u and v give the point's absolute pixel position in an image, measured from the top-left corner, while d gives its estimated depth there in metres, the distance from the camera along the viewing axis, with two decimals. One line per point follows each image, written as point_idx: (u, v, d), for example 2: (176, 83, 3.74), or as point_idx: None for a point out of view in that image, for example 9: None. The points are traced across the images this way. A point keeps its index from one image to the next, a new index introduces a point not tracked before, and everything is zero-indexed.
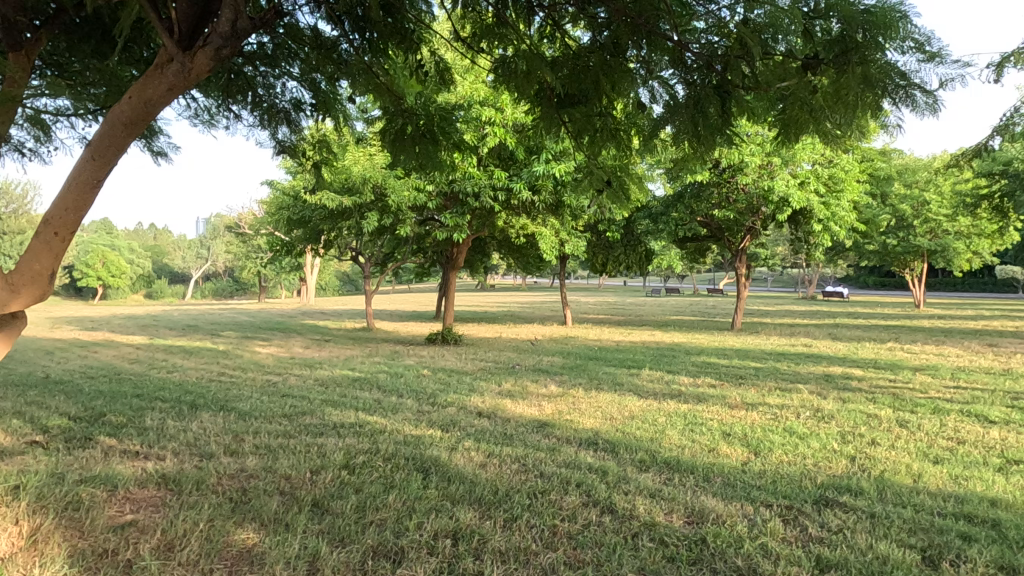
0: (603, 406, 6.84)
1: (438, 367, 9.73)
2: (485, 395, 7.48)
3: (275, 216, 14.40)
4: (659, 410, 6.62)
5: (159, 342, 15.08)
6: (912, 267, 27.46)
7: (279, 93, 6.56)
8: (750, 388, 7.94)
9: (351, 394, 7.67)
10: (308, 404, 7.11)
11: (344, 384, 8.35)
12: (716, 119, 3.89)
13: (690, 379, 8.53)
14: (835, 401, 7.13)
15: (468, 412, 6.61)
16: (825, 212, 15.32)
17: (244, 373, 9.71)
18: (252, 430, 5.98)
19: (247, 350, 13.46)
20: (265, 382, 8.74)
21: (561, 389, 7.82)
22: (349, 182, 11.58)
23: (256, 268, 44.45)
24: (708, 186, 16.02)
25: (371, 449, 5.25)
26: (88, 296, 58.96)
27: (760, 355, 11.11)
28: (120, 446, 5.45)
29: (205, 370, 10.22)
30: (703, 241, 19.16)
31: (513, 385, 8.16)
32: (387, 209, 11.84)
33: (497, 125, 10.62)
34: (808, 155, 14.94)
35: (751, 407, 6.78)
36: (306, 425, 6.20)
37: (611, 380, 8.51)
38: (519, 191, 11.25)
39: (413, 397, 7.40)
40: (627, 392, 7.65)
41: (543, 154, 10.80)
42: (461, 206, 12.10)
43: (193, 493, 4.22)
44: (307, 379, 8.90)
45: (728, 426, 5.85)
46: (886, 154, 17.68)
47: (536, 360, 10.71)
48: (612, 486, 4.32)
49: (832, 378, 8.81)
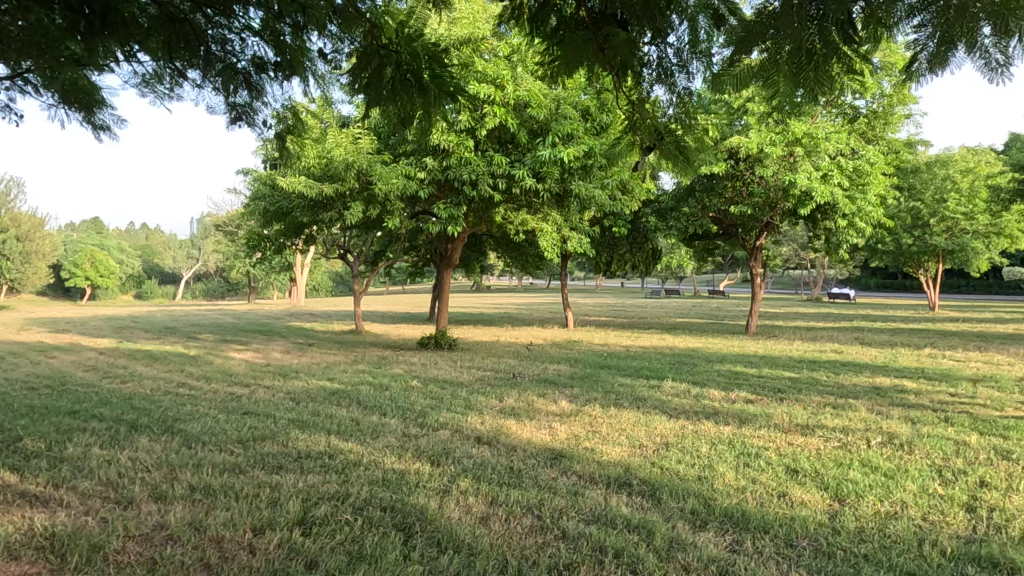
0: (628, 429, 5.64)
1: (428, 378, 8.50)
2: (485, 414, 6.25)
3: (250, 209, 13.15)
4: (701, 435, 5.40)
5: (124, 347, 13.83)
6: (926, 267, 26.29)
7: (237, 49, 5.31)
8: (796, 406, 6.71)
9: (325, 412, 6.44)
10: (272, 426, 5.89)
11: (319, 399, 7.12)
12: (832, 39, 2.74)
13: (722, 393, 7.34)
14: (904, 423, 5.93)
15: (464, 437, 5.40)
16: (851, 207, 14.08)
17: (207, 383, 8.47)
18: (193, 463, 4.76)
19: (220, 354, 12.23)
20: (228, 396, 7.50)
21: (574, 406, 6.61)
22: (329, 167, 10.35)
23: (245, 266, 43.11)
24: (722, 179, 14.88)
25: (338, 493, 4.04)
26: (75, 297, 57.38)
27: (791, 363, 9.91)
28: (17, 486, 4.23)
29: (165, 379, 8.97)
30: (713, 240, 17.92)
31: (517, 400, 6.94)
32: (374, 199, 10.60)
33: (498, 103, 9.52)
34: (832, 144, 13.80)
35: (808, 432, 5.58)
36: (264, 456, 4.97)
37: (631, 394, 7.31)
38: (521, 179, 10.03)
39: (398, 416, 6.19)
40: (652, 411, 6.42)
41: (550, 138, 9.68)
42: (456, 195, 10.84)
43: (79, 569, 3.01)
44: (277, 391, 7.67)
45: (794, 461, 4.66)
46: (912, 147, 16.50)
47: (542, 368, 9.47)
48: (665, 558, 3.12)
49: (886, 392, 7.59)
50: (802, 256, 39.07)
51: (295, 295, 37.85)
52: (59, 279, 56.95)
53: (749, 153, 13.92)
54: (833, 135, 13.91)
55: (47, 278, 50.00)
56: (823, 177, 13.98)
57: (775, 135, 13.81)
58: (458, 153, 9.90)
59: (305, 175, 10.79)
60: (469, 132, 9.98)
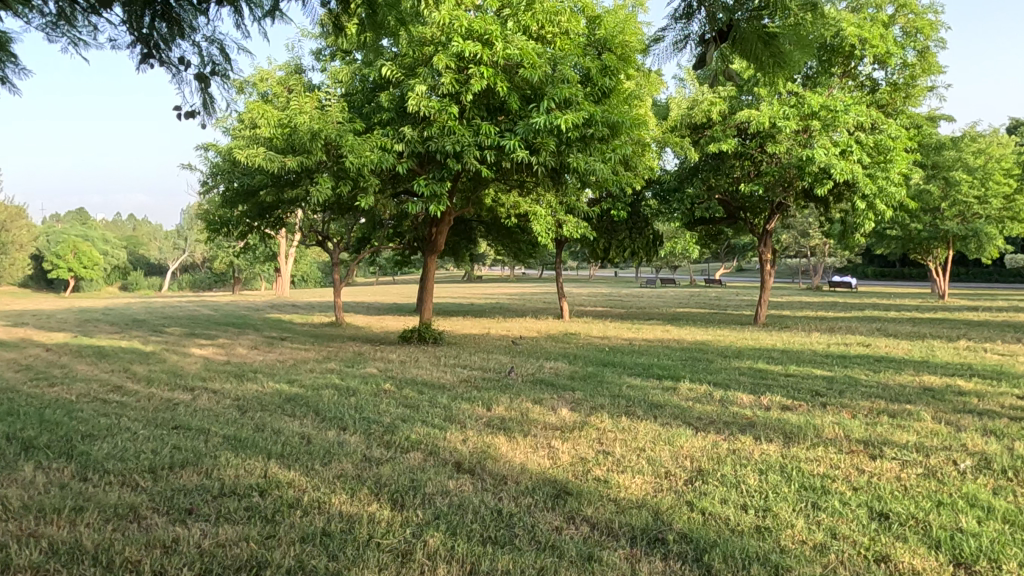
0: (648, 451, 4.43)
1: (404, 379, 7.29)
2: (467, 429, 5.04)
3: (210, 189, 11.86)
4: (742, 460, 4.20)
5: (76, 342, 12.59)
6: (936, 254, 25.14)
7: None
8: (845, 414, 5.54)
9: (272, 426, 5.22)
10: (201, 446, 4.68)
11: (271, 409, 5.90)
12: None
13: (752, 398, 6.14)
14: (990, 439, 4.75)
15: (440, 463, 4.22)
16: (873, 187, 12.78)
17: (147, 388, 7.24)
18: (75, 506, 3.56)
19: (179, 351, 10.99)
20: (163, 404, 6.29)
21: (578, 417, 5.41)
22: (292, 137, 9.09)
23: (229, 256, 41.66)
24: (729, 158, 13.71)
25: (254, 562, 2.85)
26: (57, 289, 55.70)
27: (818, 359, 8.75)
28: None
29: (100, 382, 7.75)
30: (717, 224, 16.71)
31: (509, 409, 5.74)
32: (344, 174, 9.35)
33: (484, 63, 8.36)
34: (852, 117, 12.55)
35: (877, 453, 4.39)
36: (174, 493, 3.78)
37: (644, 400, 6.11)
38: (512, 151, 8.78)
39: (361, 433, 4.98)
40: (674, 423, 5.21)
41: (543, 102, 8.44)
42: (438, 170, 9.58)
43: None
44: (223, 398, 6.45)
45: (875, 500, 3.49)
46: (934, 123, 15.30)
47: (537, 367, 8.30)
48: None
49: (943, 395, 6.42)
50: (802, 246, 37.77)
51: (280, 286, 36.57)
52: (40, 269, 55.48)
53: (760, 128, 12.76)
54: (852, 107, 12.71)
55: (25, 269, 48.34)
56: (841, 153, 12.72)
57: (788, 108, 12.71)
58: (440, 121, 8.68)
59: (267, 147, 9.52)
60: (452, 98, 8.79)
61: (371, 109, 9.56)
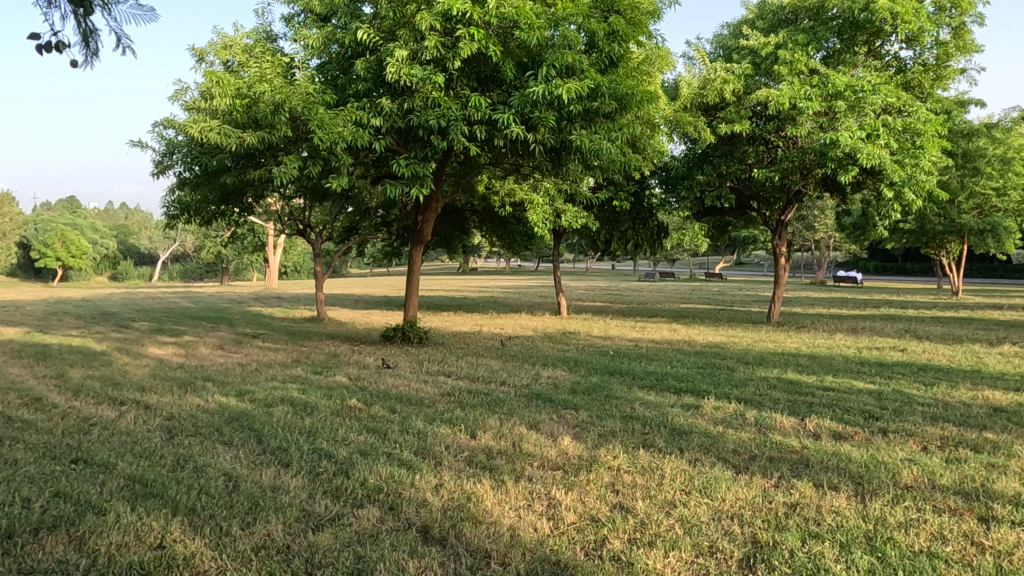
0: (680, 507, 3.32)
1: (376, 393, 6.14)
2: (442, 467, 3.92)
3: (167, 170, 10.62)
4: (813, 526, 3.09)
5: (26, 338, 11.41)
6: (947, 251, 24.09)
7: None
8: (915, 447, 4.44)
9: (196, 462, 4.08)
10: (92, 494, 3.55)
11: (203, 435, 4.74)
12: None
13: (797, 424, 5.01)
14: None
15: (402, 526, 3.11)
16: (901, 174, 11.64)
17: (70, 400, 6.10)
18: None
19: (133, 350, 9.84)
20: (77, 424, 5.15)
21: (584, 450, 4.29)
22: (254, 109, 7.95)
23: (217, 246, 40.45)
24: (743, 142, 12.61)
25: None
26: (44, 277, 54.40)
27: (855, 367, 7.66)
28: None
29: (20, 390, 6.60)
30: (726, 216, 15.59)
31: (497, 437, 4.61)
32: (314, 151, 8.20)
33: (473, 22, 7.22)
34: (881, 96, 11.40)
35: (986, 512, 3.27)
36: None
37: (663, 424, 4.99)
38: (506, 126, 7.62)
39: (306, 473, 3.84)
40: (707, 460, 4.10)
41: (542, 68, 7.30)
42: (422, 149, 8.45)
43: None
44: (153, 418, 5.29)
45: None
46: (962, 108, 14.17)
47: (534, 375, 7.18)
48: None
49: (1021, 419, 5.32)
50: (806, 240, 36.66)
51: (269, 277, 35.37)
52: (26, 258, 54.10)
53: (779, 107, 11.65)
54: (880, 86, 11.59)
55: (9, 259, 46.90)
56: (868, 137, 11.57)
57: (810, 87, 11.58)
58: (422, 92, 7.52)
59: (227, 121, 8.37)
60: (438, 65, 7.65)
61: (346, 79, 8.42)
